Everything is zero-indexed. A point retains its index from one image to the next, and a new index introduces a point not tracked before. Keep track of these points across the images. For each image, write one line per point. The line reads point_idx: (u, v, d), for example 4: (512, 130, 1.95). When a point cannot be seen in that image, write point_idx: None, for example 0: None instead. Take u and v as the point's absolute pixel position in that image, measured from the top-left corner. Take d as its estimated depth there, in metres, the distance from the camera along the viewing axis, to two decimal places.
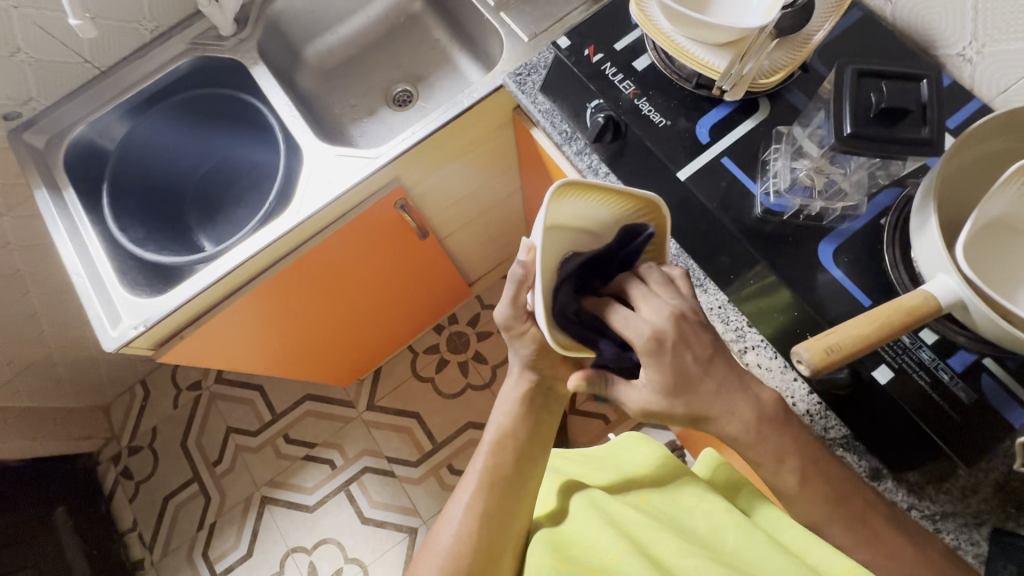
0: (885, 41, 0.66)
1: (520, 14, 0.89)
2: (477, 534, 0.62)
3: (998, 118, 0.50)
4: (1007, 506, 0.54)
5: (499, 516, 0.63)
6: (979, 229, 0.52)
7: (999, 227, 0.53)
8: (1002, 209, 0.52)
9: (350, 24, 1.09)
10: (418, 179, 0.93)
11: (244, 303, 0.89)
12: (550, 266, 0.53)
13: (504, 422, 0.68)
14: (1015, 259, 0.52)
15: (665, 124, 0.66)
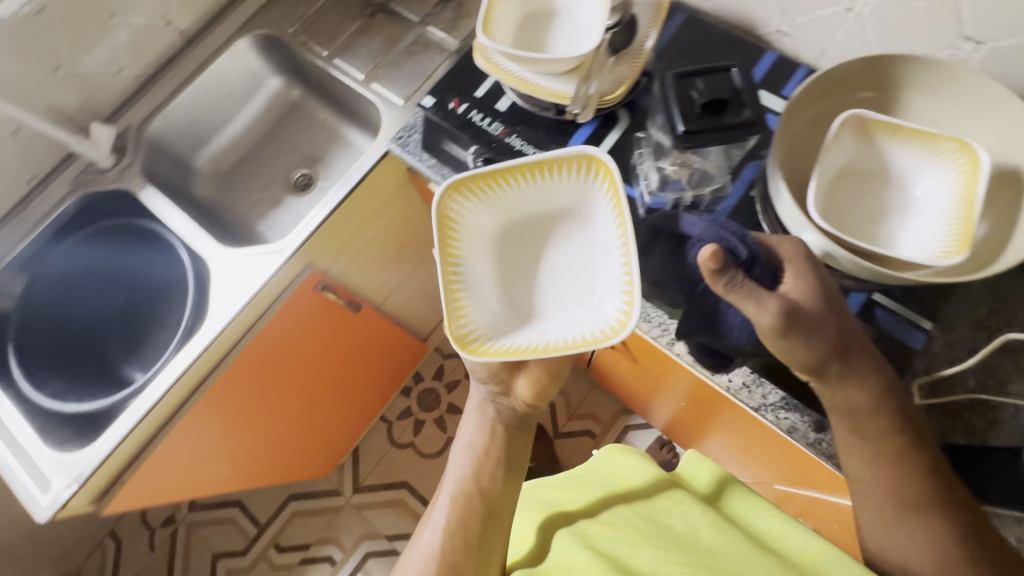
0: (711, 34, 0.73)
1: (390, 82, 0.93)
2: (450, 544, 0.62)
3: (809, 87, 0.57)
4: (942, 421, 0.61)
5: (472, 525, 0.63)
6: (837, 176, 0.57)
7: (855, 169, 0.57)
8: (847, 157, 0.56)
9: (234, 124, 1.10)
10: (333, 258, 0.94)
11: (185, 427, 0.87)
12: (507, 277, 0.59)
13: (470, 433, 0.70)
14: (876, 196, 0.57)
15: (539, 154, 0.69)
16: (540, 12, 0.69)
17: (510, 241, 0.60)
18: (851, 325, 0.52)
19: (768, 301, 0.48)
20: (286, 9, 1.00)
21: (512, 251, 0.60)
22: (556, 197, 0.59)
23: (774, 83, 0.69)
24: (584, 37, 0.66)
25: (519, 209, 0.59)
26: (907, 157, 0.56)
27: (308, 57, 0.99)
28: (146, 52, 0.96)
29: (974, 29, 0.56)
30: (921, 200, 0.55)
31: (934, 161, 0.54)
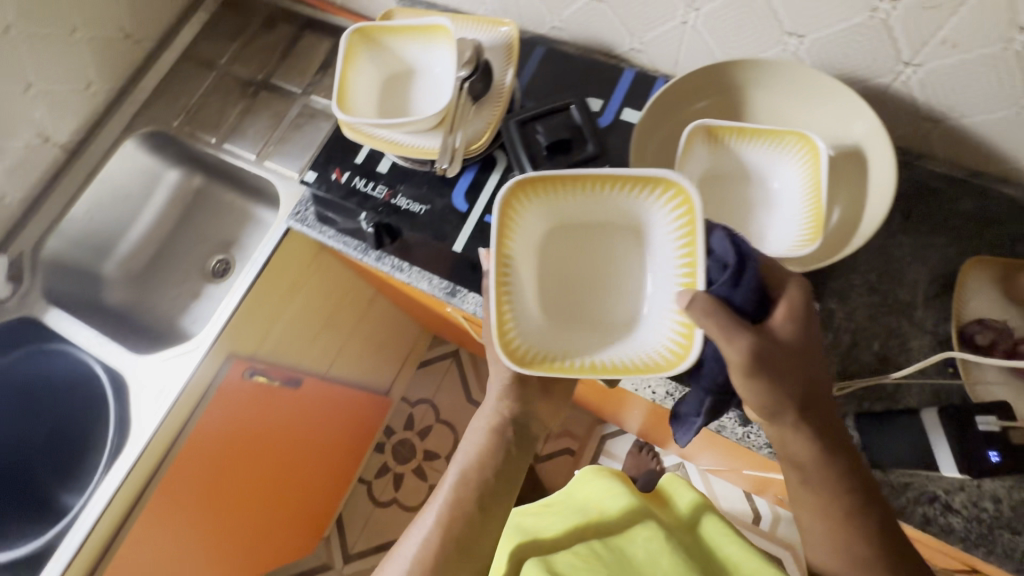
0: (571, 63, 0.76)
1: (283, 156, 0.94)
2: (447, 541, 0.58)
3: (651, 111, 0.62)
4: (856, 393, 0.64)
5: (475, 517, 0.60)
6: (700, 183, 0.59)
7: (714, 173, 0.59)
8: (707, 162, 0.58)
9: (138, 224, 1.08)
10: (257, 342, 0.92)
11: (135, 540, 0.83)
12: (552, 283, 0.57)
13: (484, 414, 0.63)
14: (739, 195, 0.59)
15: (425, 209, 0.70)
16: (398, 75, 0.70)
17: (562, 242, 0.57)
18: (818, 371, 0.51)
19: (741, 339, 0.46)
20: (168, 102, 1.00)
21: (564, 254, 0.57)
22: (612, 204, 0.56)
23: (637, 99, 0.72)
24: (442, 92, 0.68)
25: (574, 213, 0.56)
26: (756, 154, 0.58)
27: (197, 145, 0.98)
28: (29, 172, 0.94)
29: (793, 25, 0.60)
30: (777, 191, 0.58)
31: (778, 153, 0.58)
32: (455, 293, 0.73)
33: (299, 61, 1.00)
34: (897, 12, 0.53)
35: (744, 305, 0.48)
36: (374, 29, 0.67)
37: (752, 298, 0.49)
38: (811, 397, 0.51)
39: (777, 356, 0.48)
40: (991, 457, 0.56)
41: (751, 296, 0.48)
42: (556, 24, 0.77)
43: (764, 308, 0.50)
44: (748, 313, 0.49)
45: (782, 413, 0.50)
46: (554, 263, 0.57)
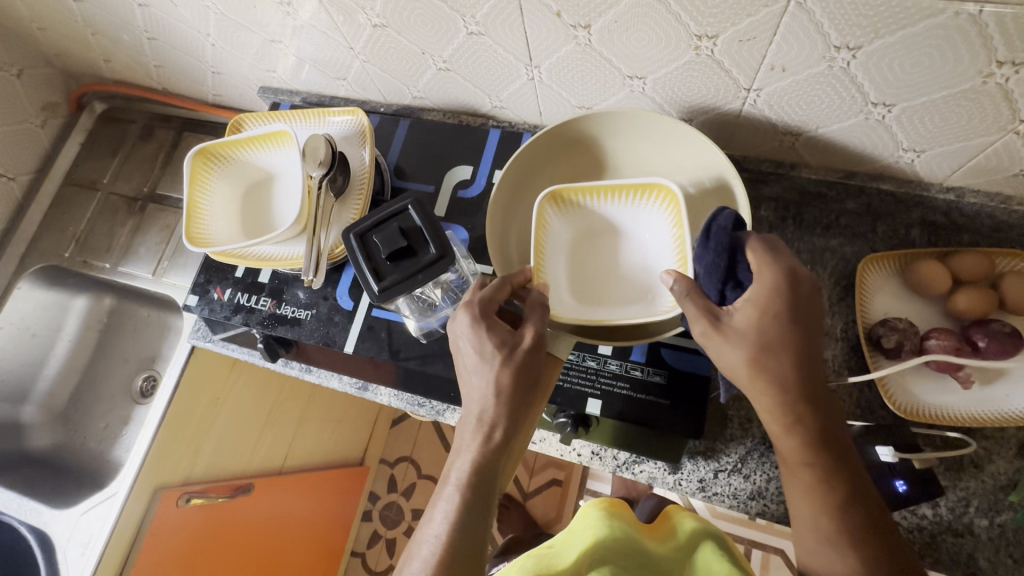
0: (438, 132, 0.73)
1: (180, 269, 0.91)
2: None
3: (503, 188, 0.60)
4: None
5: (483, 539, 0.44)
6: (570, 249, 0.57)
7: (581, 236, 0.58)
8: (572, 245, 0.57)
9: (55, 358, 1.04)
10: (188, 464, 0.88)
11: None
12: (590, 276, 0.57)
13: (472, 406, 0.48)
14: (613, 251, 0.57)
15: (310, 313, 0.67)
16: (253, 188, 0.67)
17: (583, 252, 0.57)
18: (800, 356, 0.44)
19: (696, 311, 0.45)
20: (57, 235, 0.98)
21: (584, 262, 0.57)
22: (629, 214, 0.56)
23: (507, 159, 0.70)
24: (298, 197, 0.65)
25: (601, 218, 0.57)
26: (615, 208, 0.56)
27: (93, 272, 0.95)
28: None
29: (629, 70, 0.58)
30: (650, 241, 0.56)
31: (639, 203, 0.55)
32: (367, 387, 0.73)
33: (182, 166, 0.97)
34: (718, 47, 0.51)
35: (708, 280, 0.47)
36: (215, 150, 0.65)
37: (721, 275, 0.46)
38: (805, 373, 0.44)
39: (750, 330, 0.44)
40: (898, 488, 0.56)
41: (715, 269, 0.46)
42: (415, 95, 0.75)
43: (736, 284, 0.46)
44: (719, 292, 0.47)
45: (769, 391, 0.44)
46: (576, 271, 0.57)
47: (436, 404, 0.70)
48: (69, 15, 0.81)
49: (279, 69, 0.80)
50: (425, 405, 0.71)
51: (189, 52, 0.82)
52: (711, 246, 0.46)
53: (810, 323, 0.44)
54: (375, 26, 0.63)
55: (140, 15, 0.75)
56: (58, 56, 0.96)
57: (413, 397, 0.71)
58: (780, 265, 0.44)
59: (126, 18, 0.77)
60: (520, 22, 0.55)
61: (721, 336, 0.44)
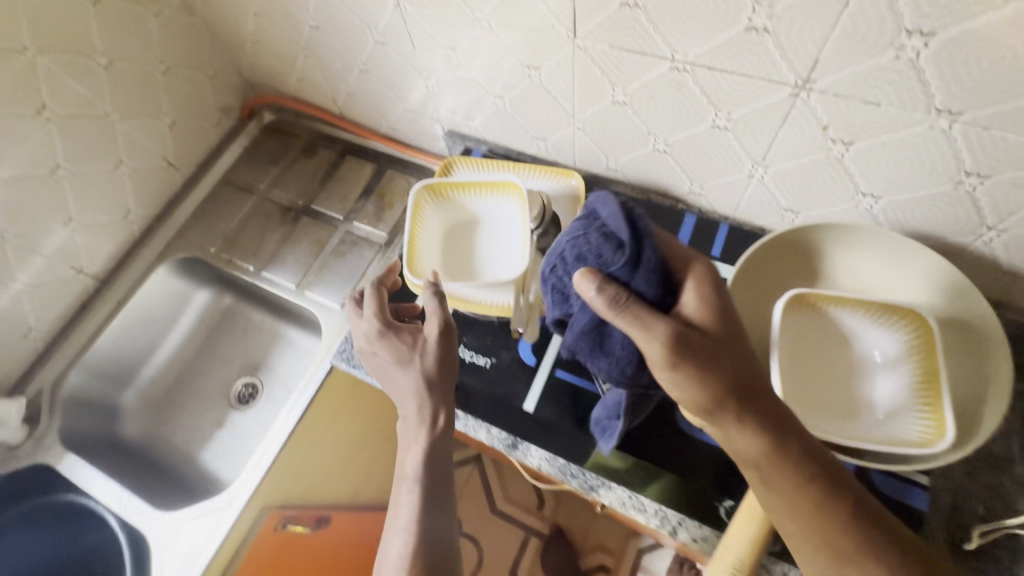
0: (630, 206, 0.76)
1: (325, 286, 0.91)
2: (435, 550, 0.54)
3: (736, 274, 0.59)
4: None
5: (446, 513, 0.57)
6: (793, 355, 0.54)
7: (804, 343, 0.55)
8: (798, 343, 0.55)
9: (163, 348, 1.03)
10: (292, 487, 0.85)
11: None
12: (815, 380, 0.54)
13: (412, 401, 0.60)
14: (838, 361, 0.55)
15: (490, 362, 0.71)
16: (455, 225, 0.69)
17: (808, 356, 0.55)
18: (748, 359, 0.48)
19: (655, 325, 0.44)
20: (205, 230, 1.00)
21: (809, 366, 0.55)
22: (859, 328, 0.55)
23: (702, 247, 0.72)
24: (502, 251, 0.68)
25: (830, 327, 0.55)
26: (846, 320, 0.55)
27: (235, 272, 0.96)
28: (59, 304, 0.90)
29: (868, 187, 0.59)
30: (879, 362, 0.54)
31: (868, 322, 0.55)
32: (516, 445, 0.68)
33: (340, 187, 1.00)
34: (983, 187, 0.52)
35: (646, 285, 0.45)
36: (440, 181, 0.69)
37: (654, 280, 0.45)
38: (750, 384, 0.47)
39: (707, 337, 0.46)
40: None
41: (653, 280, 0.45)
42: (610, 165, 0.77)
43: (667, 290, 0.47)
44: (652, 299, 0.46)
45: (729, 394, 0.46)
46: (801, 374, 0.54)
47: (590, 478, 0.65)
48: (293, 36, 0.86)
49: (478, 118, 0.83)
50: (577, 477, 0.66)
51: (394, 88, 0.86)
52: (633, 249, 0.45)
53: (740, 331, 0.49)
54: (614, 103, 0.66)
55: (368, 49, 0.80)
56: (250, 66, 1.01)
57: (566, 465, 0.66)
58: (695, 268, 0.48)
59: (351, 50, 0.82)
60: (778, 127, 0.57)
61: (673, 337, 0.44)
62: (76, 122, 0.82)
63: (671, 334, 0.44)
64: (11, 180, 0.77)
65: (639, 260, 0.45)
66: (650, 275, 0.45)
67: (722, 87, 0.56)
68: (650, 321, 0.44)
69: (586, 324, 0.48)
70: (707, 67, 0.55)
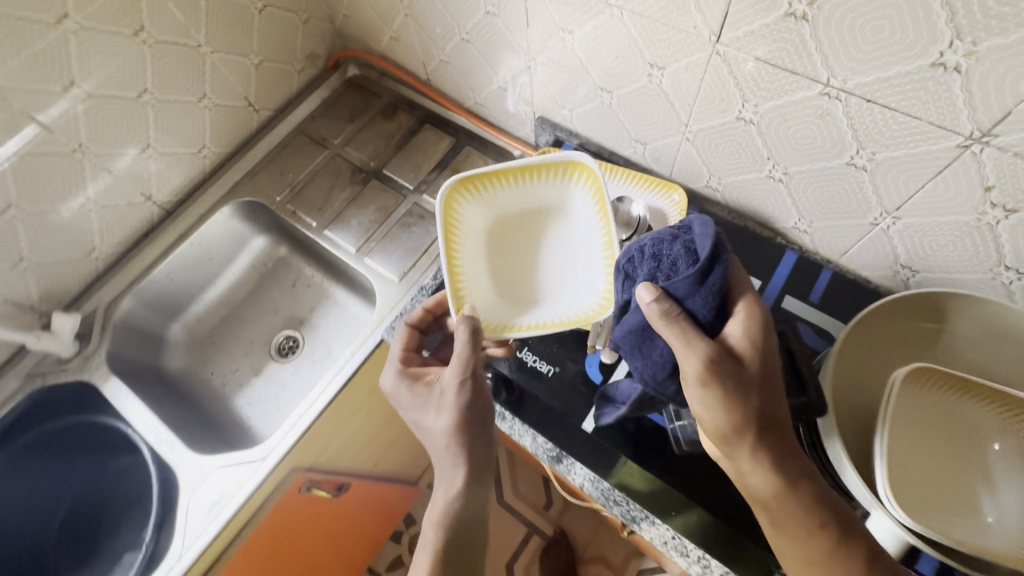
0: (727, 231, 0.70)
1: (385, 256, 0.88)
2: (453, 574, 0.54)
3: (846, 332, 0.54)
4: None
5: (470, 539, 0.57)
6: (899, 426, 0.49)
7: (917, 420, 0.50)
8: (909, 417, 0.50)
9: (214, 287, 1.03)
10: (321, 452, 0.84)
11: None
12: (918, 464, 0.49)
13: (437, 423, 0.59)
14: (946, 449, 0.49)
15: (554, 371, 0.68)
16: (520, 223, 0.71)
17: (916, 436, 0.49)
18: (774, 397, 0.47)
19: (699, 345, 0.45)
20: (273, 177, 0.98)
21: (915, 447, 0.49)
22: (975, 418, 0.50)
23: (799, 289, 0.66)
24: (587, 269, 0.68)
25: (942, 410, 0.50)
26: (961, 407, 0.50)
27: (297, 225, 0.94)
28: (124, 228, 0.90)
29: (1016, 261, 0.53)
30: (994, 459, 0.48)
31: (997, 415, 0.49)
32: (561, 459, 0.65)
33: (415, 156, 0.97)
34: None
35: (699, 305, 0.46)
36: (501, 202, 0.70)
37: (711, 300, 0.46)
38: (773, 426, 0.47)
39: (742, 368, 0.46)
40: None
41: (711, 301, 0.46)
42: (711, 183, 0.71)
43: (721, 318, 0.47)
44: (705, 322, 0.47)
45: (754, 442, 0.46)
46: (905, 454, 0.49)
47: (634, 509, 0.62)
48: None
49: (576, 109, 0.78)
50: (619, 505, 0.62)
51: (493, 63, 0.81)
52: (705, 267, 0.45)
53: (773, 369, 0.48)
54: (738, 119, 0.60)
55: (476, 18, 0.75)
56: (344, 17, 0.97)
57: (610, 491, 0.63)
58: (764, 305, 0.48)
59: (457, 17, 0.77)
60: (928, 178, 0.51)
61: (708, 355, 0.45)
62: (168, 49, 0.80)
63: (711, 358, 0.45)
64: (99, 98, 0.76)
65: (710, 279, 0.45)
66: (713, 295, 0.45)
67: (877, 122, 0.50)
68: (694, 341, 0.45)
69: (635, 325, 0.50)
70: (866, 98, 0.49)
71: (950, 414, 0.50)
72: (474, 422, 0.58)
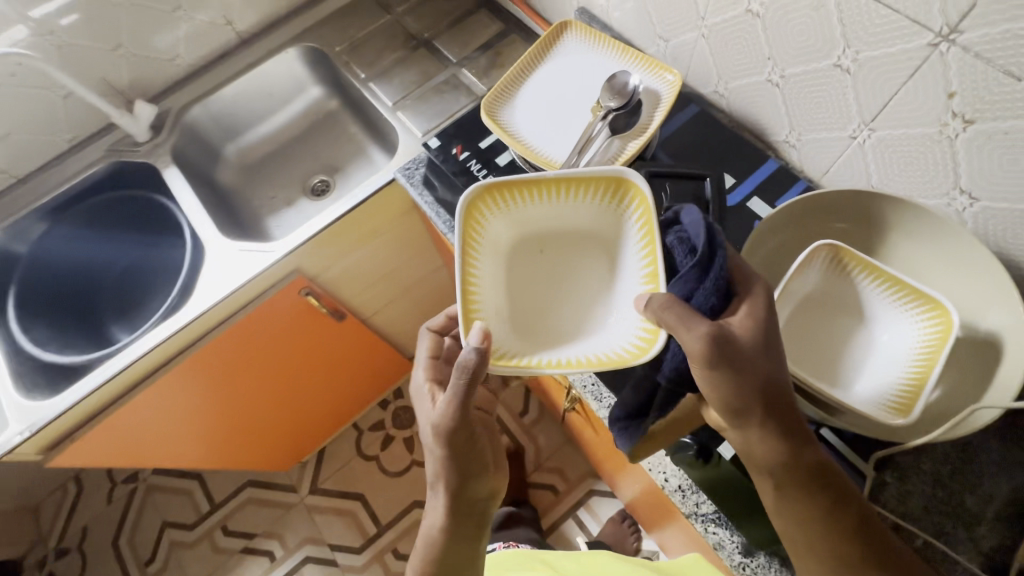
0: (718, 134, 0.74)
1: (415, 113, 0.97)
2: (451, 541, 0.59)
3: (784, 212, 0.58)
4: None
5: (473, 511, 0.59)
6: (794, 307, 0.55)
7: (816, 296, 0.55)
8: (811, 288, 0.55)
9: (270, 122, 1.16)
10: (324, 269, 0.96)
11: (159, 390, 0.88)
12: (806, 330, 0.55)
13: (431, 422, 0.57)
14: (837, 326, 0.55)
15: None
16: (555, 236, 0.61)
17: (812, 309, 0.55)
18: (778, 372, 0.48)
19: (698, 333, 0.46)
20: (337, 30, 1.08)
21: (808, 317, 0.55)
22: (876, 307, 0.54)
23: (772, 195, 0.70)
24: (626, 301, 0.57)
25: (846, 293, 0.55)
26: (866, 294, 0.54)
27: (347, 75, 1.04)
28: (205, 45, 1.03)
29: (970, 183, 0.54)
30: (880, 343, 0.53)
31: (892, 302, 0.53)
32: None
33: (465, 34, 1.04)
34: None
35: (705, 298, 0.49)
36: (520, 61, 0.73)
37: (716, 290, 0.48)
38: (778, 413, 0.48)
39: (743, 350, 0.47)
40: None
41: (714, 291, 0.48)
42: (718, 89, 0.75)
43: (725, 302, 0.49)
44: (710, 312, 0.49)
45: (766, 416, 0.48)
46: (797, 320, 0.55)
47: None
48: None
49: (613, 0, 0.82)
50: None
51: None
52: (705, 254, 0.49)
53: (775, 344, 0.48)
54: (747, 11, 0.63)
55: None
56: None
57: None
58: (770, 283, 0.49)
59: None
60: (901, 82, 0.54)
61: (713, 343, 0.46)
62: None
63: (719, 353, 0.46)
64: None
65: (711, 270, 0.48)
66: (716, 287, 0.48)
67: (862, 15, 0.53)
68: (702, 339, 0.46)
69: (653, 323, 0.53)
70: None
71: (852, 298, 0.54)
72: (462, 419, 0.55)
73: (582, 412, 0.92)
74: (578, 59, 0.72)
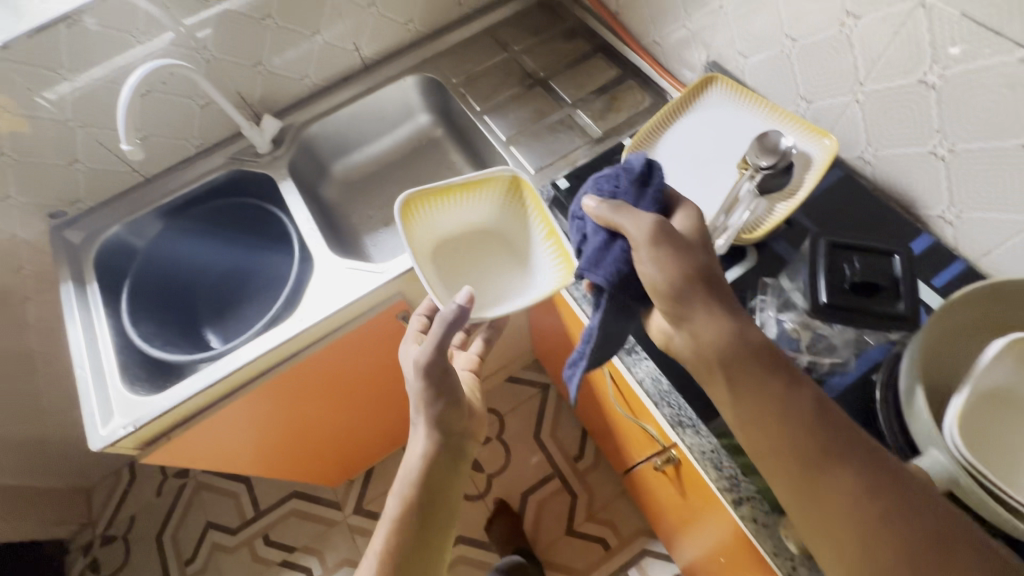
0: (863, 202, 0.71)
1: (528, 150, 0.97)
2: (433, 477, 0.69)
3: (971, 291, 0.52)
4: None
5: (448, 449, 0.71)
6: (974, 402, 0.50)
7: (1001, 392, 0.50)
8: (998, 384, 0.50)
9: (376, 144, 1.19)
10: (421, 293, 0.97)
11: (252, 399, 0.88)
12: (990, 429, 0.50)
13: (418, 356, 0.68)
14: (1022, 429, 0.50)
15: None
16: (464, 235, 0.84)
17: (996, 407, 0.50)
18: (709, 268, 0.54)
19: (645, 214, 0.55)
20: (455, 62, 1.11)
21: (992, 416, 0.50)
22: None
23: (923, 272, 0.66)
24: (536, 273, 0.80)
25: None
26: None
27: (462, 106, 1.07)
28: (331, 68, 1.08)
29: None
30: None
31: None
32: (630, 351, 0.74)
33: (581, 76, 1.05)
34: None
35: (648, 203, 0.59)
36: (660, 115, 0.74)
37: (657, 197, 0.60)
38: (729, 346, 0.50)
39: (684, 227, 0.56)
40: None
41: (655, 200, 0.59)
42: (864, 155, 0.72)
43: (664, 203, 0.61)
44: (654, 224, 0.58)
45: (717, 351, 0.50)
46: (979, 417, 0.50)
47: (683, 414, 0.69)
48: None
49: (752, 57, 0.81)
50: (670, 406, 0.70)
51: None
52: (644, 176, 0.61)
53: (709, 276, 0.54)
54: (920, 82, 0.61)
55: None
56: None
57: (666, 393, 0.71)
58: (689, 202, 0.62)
59: None
60: None
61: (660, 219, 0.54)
62: None
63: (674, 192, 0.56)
64: None
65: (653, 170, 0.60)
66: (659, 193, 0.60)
67: None
68: (654, 222, 0.54)
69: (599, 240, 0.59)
70: None
71: None
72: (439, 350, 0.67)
73: (673, 474, 0.88)
74: (721, 115, 0.73)
